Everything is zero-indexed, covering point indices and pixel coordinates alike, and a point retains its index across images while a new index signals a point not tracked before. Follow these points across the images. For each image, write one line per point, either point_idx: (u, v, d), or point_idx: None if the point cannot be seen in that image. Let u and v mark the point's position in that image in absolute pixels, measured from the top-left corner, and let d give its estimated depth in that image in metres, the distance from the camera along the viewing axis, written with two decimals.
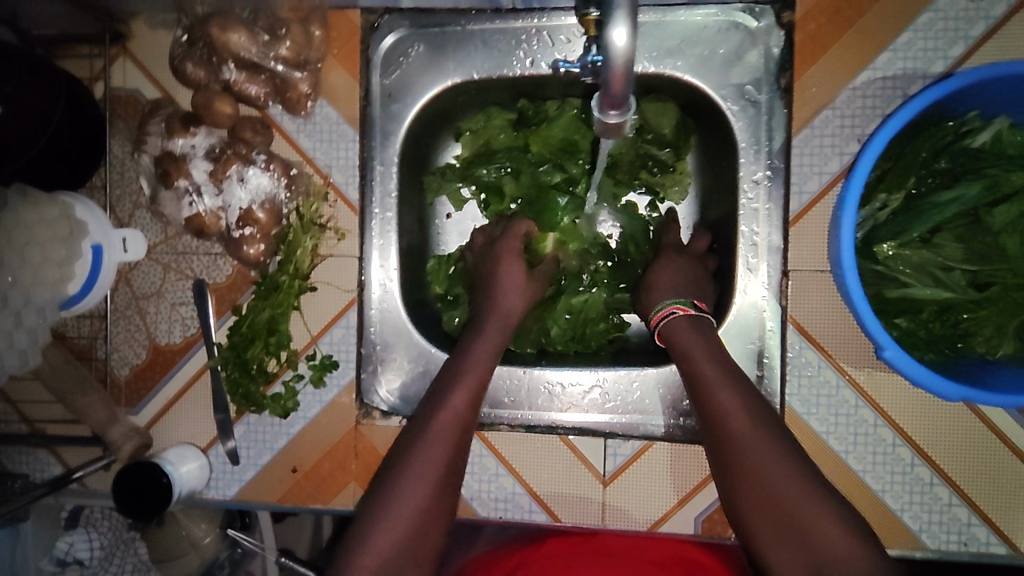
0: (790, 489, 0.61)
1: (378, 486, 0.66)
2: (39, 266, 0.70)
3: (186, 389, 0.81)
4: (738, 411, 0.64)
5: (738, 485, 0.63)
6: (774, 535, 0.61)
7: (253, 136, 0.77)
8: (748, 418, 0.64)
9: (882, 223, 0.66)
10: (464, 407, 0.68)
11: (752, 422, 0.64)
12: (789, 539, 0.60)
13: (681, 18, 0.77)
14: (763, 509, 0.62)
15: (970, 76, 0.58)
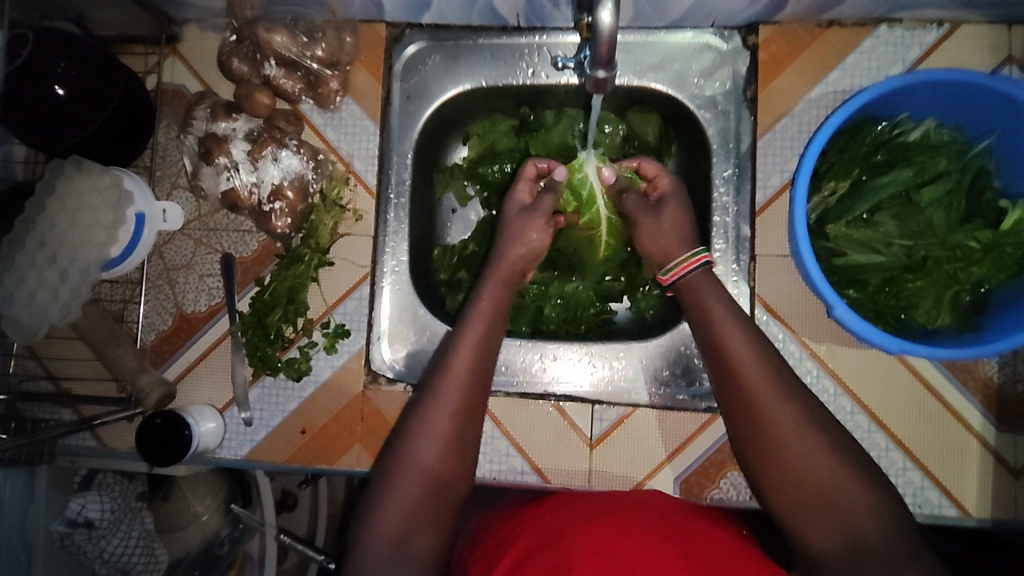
0: (787, 429, 0.67)
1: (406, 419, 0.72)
2: (88, 228, 0.78)
3: (208, 353, 0.88)
4: (761, 374, 0.69)
5: (737, 420, 0.70)
6: (765, 462, 0.67)
7: (287, 125, 0.88)
8: (754, 355, 0.70)
9: (832, 207, 0.77)
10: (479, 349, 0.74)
11: (757, 360, 0.70)
12: (773, 467, 0.67)
13: (662, 39, 0.90)
14: (782, 470, 0.66)
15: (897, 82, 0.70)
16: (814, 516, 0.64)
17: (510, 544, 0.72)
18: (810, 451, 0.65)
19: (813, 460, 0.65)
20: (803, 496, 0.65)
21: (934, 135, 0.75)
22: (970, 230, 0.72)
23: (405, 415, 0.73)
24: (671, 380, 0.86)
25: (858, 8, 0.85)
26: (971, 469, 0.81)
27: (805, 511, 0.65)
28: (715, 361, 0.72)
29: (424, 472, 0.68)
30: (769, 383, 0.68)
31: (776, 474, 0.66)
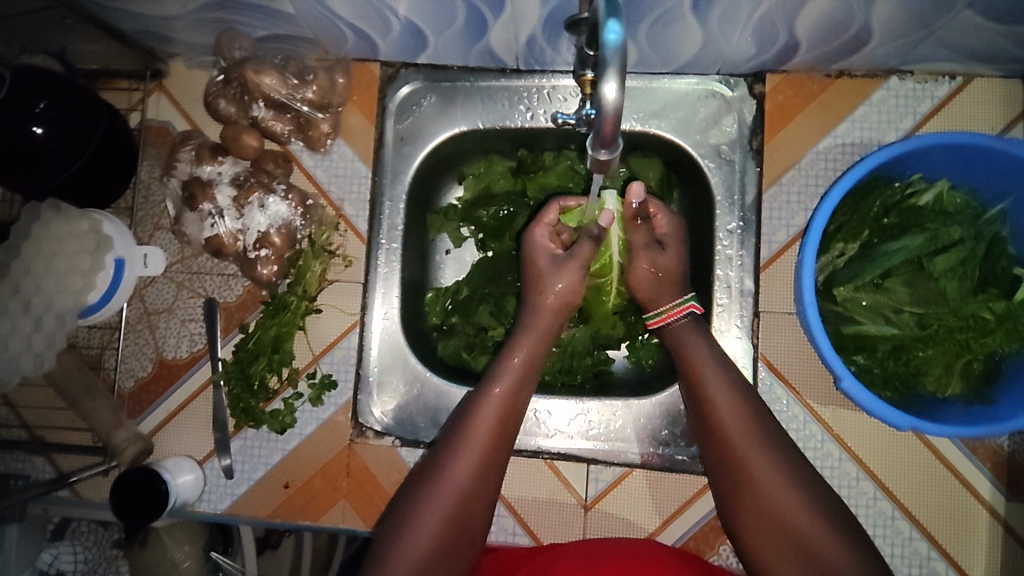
0: (776, 478, 0.64)
1: (425, 466, 0.70)
2: (64, 274, 0.76)
3: (189, 403, 0.84)
4: (736, 411, 0.68)
5: (720, 473, 0.68)
6: (754, 520, 0.65)
7: (274, 167, 0.84)
8: (734, 403, 0.68)
9: (840, 268, 0.74)
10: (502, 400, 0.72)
11: (738, 409, 0.68)
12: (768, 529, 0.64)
13: (666, 85, 0.87)
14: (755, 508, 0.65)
15: (910, 145, 0.67)
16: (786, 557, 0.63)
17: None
18: (783, 487, 0.64)
19: (782, 495, 0.63)
20: (775, 536, 0.63)
21: (948, 198, 0.72)
22: (983, 300, 0.70)
23: (425, 462, 0.70)
24: (670, 440, 0.83)
25: (868, 61, 0.82)
26: (980, 541, 0.78)
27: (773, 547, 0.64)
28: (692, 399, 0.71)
29: (437, 533, 0.65)
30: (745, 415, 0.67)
31: (750, 513, 0.65)
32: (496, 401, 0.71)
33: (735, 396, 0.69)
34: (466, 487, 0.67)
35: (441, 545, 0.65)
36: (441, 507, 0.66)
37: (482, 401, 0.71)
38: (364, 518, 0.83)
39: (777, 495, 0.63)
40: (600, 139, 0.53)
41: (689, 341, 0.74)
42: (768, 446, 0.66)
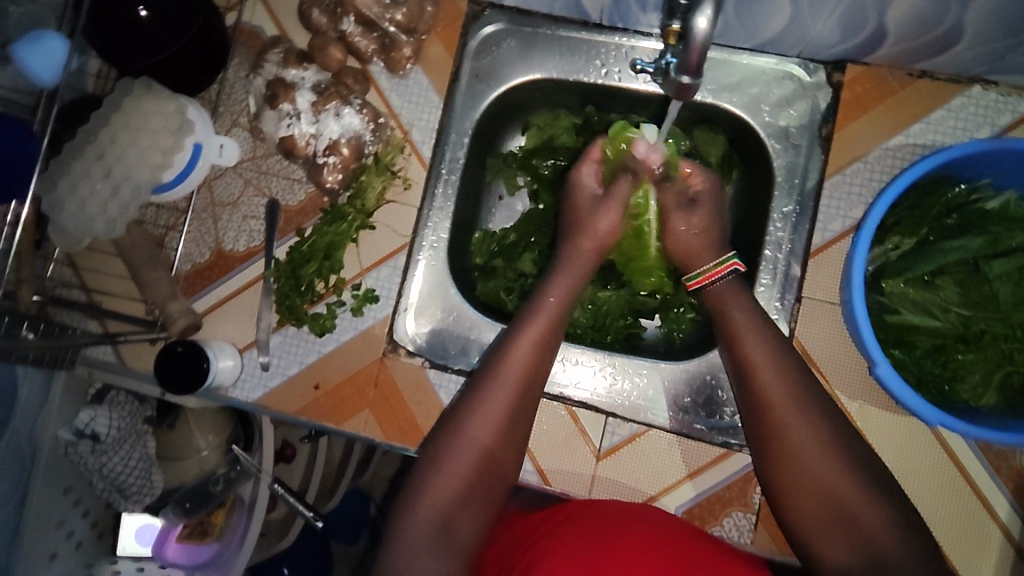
0: (818, 442, 0.66)
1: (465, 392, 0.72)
2: (147, 150, 0.79)
3: (238, 293, 0.88)
4: (781, 382, 0.68)
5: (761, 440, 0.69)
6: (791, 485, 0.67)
7: (353, 83, 0.88)
8: (783, 371, 0.69)
9: (892, 261, 0.74)
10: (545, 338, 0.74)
11: (786, 376, 0.68)
12: (811, 494, 0.66)
13: (745, 61, 0.87)
14: (800, 486, 0.66)
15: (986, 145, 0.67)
16: (828, 530, 0.65)
17: (525, 548, 0.69)
18: (831, 457, 0.65)
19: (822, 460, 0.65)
20: (818, 507, 0.65)
21: (1015, 206, 0.71)
22: None
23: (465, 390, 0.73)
24: (691, 408, 0.83)
25: (953, 64, 0.82)
26: (989, 558, 0.78)
27: (820, 521, 0.65)
28: (742, 381, 0.71)
29: (467, 470, 0.68)
30: (796, 404, 0.67)
31: (786, 473, 0.67)
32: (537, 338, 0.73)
33: (782, 368, 0.69)
34: (491, 429, 0.69)
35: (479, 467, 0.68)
36: (485, 431, 0.69)
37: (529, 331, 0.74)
38: (384, 430, 0.85)
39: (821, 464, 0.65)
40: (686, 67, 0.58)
41: (737, 309, 0.73)
42: (811, 410, 0.67)
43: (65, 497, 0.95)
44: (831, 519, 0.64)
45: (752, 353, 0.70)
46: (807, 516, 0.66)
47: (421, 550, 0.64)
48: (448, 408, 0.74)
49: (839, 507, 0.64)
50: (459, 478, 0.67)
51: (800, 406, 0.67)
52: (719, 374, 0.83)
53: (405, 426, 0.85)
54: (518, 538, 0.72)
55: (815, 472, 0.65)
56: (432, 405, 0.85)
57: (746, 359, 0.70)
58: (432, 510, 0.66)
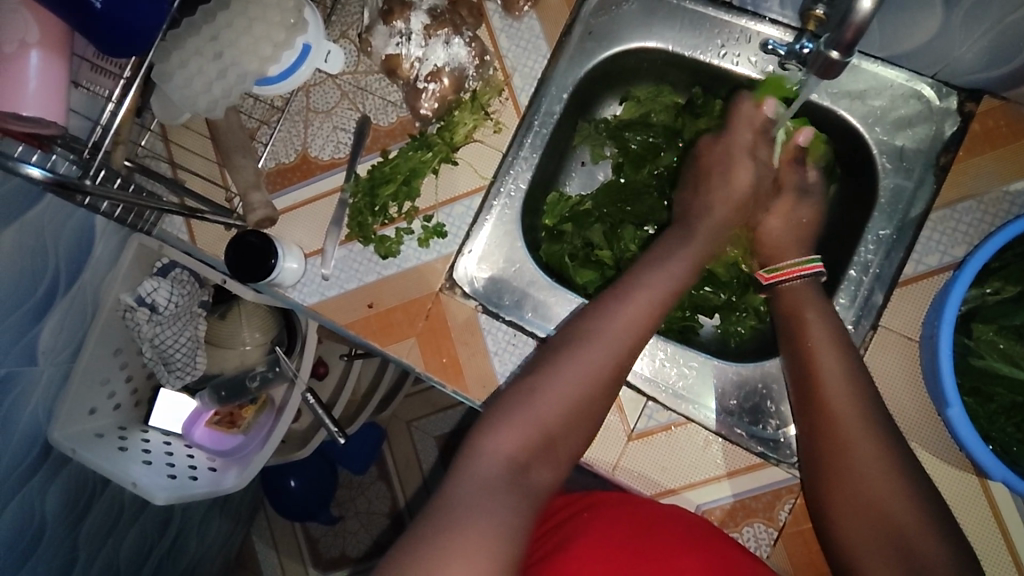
0: (881, 462, 0.66)
1: (545, 349, 0.73)
2: (259, 40, 0.80)
3: (314, 201, 0.90)
4: (850, 395, 0.69)
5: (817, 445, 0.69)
6: (855, 499, 0.66)
7: (467, 16, 0.87)
8: (851, 387, 0.69)
9: (988, 306, 0.70)
10: (641, 311, 0.73)
11: (853, 392, 0.69)
12: (868, 514, 0.65)
13: (876, 70, 0.82)
14: (854, 503, 0.66)
15: None
16: (885, 554, 0.63)
17: (561, 525, 0.73)
18: (890, 476, 0.65)
19: (881, 477, 0.65)
20: (875, 525, 0.64)
21: None
22: None
23: (549, 348, 0.72)
24: (735, 412, 0.80)
25: None
26: None
27: (875, 543, 0.64)
28: (804, 404, 0.71)
29: (540, 424, 0.66)
30: (866, 425, 0.67)
31: (845, 482, 0.67)
32: (634, 307, 0.73)
33: (853, 384, 0.69)
34: (577, 391, 0.68)
35: (557, 417, 0.67)
36: (568, 382, 0.68)
37: (625, 297, 0.74)
38: (425, 362, 0.86)
39: (877, 484, 0.65)
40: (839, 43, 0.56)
41: (817, 318, 0.73)
42: (875, 427, 0.67)
43: (114, 358, 0.99)
44: (886, 541, 0.63)
45: (826, 367, 0.70)
46: (861, 531, 0.65)
47: (490, 483, 0.63)
48: (529, 362, 0.73)
49: (896, 526, 0.63)
50: (536, 423, 0.66)
51: (867, 423, 0.67)
52: (770, 384, 0.80)
53: (446, 361, 0.86)
54: (555, 521, 0.75)
55: (872, 492, 0.65)
56: (479, 350, 0.86)
57: (819, 376, 0.70)
58: (504, 447, 0.65)
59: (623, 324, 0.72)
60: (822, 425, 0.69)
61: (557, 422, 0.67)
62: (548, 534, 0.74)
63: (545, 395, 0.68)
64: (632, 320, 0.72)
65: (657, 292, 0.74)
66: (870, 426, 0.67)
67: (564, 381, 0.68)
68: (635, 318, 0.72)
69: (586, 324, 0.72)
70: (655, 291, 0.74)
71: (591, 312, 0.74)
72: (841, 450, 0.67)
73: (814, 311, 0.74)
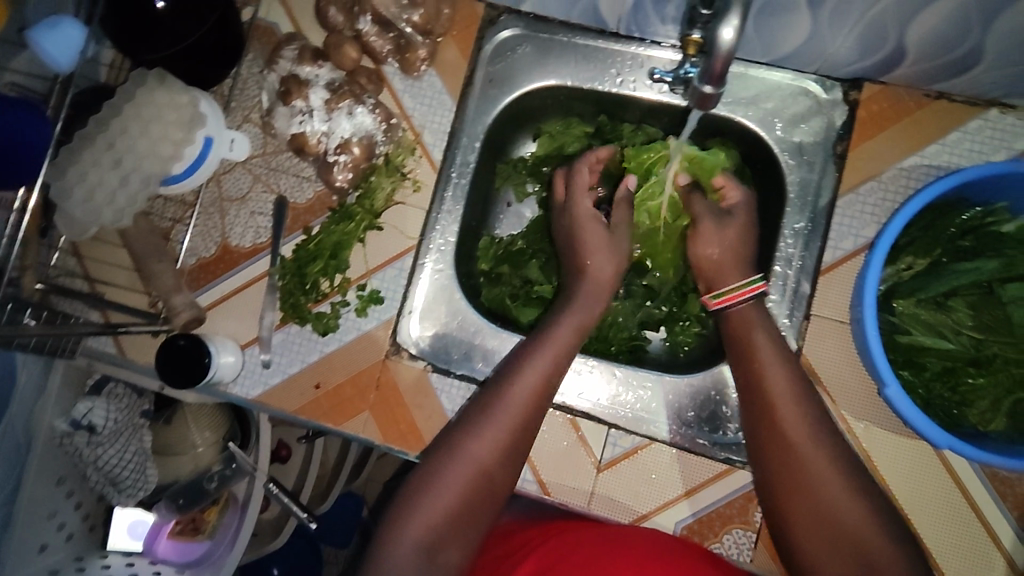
0: (820, 456, 0.67)
1: (475, 400, 0.73)
2: (158, 141, 0.79)
3: (242, 289, 0.88)
4: (789, 394, 0.70)
5: (764, 447, 0.70)
6: (791, 497, 0.67)
7: (367, 83, 0.88)
8: (789, 386, 0.71)
9: (903, 282, 0.74)
10: (555, 355, 0.73)
11: (791, 391, 0.70)
12: (805, 510, 0.66)
13: (760, 76, 0.87)
14: (796, 499, 0.67)
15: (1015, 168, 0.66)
16: (824, 547, 0.65)
17: (530, 553, 0.73)
18: (828, 472, 0.67)
19: (819, 473, 0.67)
20: (814, 521, 0.66)
21: None
22: None
23: (478, 399, 0.73)
24: (694, 423, 0.82)
25: (973, 86, 0.81)
26: None
27: (815, 539, 0.66)
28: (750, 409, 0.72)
29: (468, 485, 0.68)
30: (803, 430, 0.69)
31: (789, 480, 0.67)
32: (549, 351, 0.74)
33: (792, 384, 0.71)
34: (501, 444, 0.69)
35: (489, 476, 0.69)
36: (493, 436, 0.69)
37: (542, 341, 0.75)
38: (383, 433, 0.85)
39: (814, 478, 0.67)
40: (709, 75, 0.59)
41: (750, 322, 0.75)
42: (812, 423, 0.69)
43: (59, 489, 0.93)
44: (821, 532, 0.65)
45: (768, 369, 0.71)
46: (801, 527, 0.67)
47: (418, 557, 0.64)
48: (460, 413, 0.74)
49: (833, 521, 0.65)
50: (465, 483, 0.68)
51: (803, 419, 0.69)
52: (723, 390, 0.82)
53: (403, 428, 0.84)
54: (520, 556, 0.74)
55: (812, 479, 0.67)
56: (435, 411, 0.85)
57: (760, 388, 0.71)
58: (433, 514, 0.66)
59: (542, 368, 0.72)
60: (761, 424, 0.70)
61: (490, 481, 0.69)
62: (521, 560, 0.72)
63: (473, 455, 0.68)
64: (519, 407, 0.70)
65: (571, 331, 0.76)
66: (805, 423, 0.69)
67: (491, 437, 0.69)
68: (524, 402, 0.70)
69: (479, 410, 0.71)
70: (575, 331, 0.77)
71: (517, 357, 0.74)
72: (774, 445, 0.69)
73: (752, 316, 0.76)
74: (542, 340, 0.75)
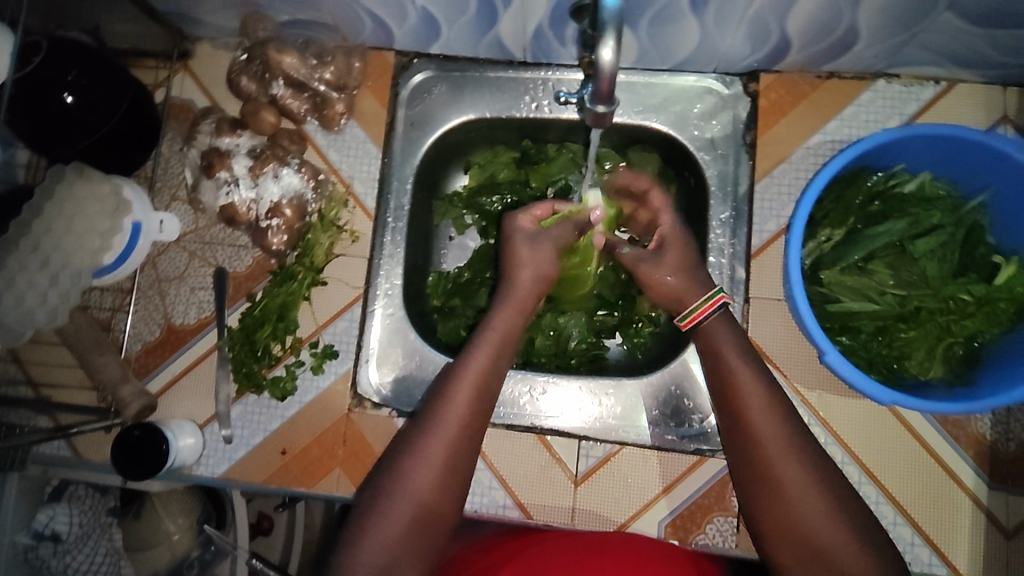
0: (773, 428, 0.66)
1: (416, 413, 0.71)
2: (84, 234, 0.79)
3: (194, 366, 0.87)
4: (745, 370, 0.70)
5: (729, 429, 0.69)
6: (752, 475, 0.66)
7: (289, 144, 0.90)
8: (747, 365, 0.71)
9: (826, 253, 0.77)
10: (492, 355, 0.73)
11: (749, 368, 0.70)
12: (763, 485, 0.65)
13: (666, 82, 0.91)
14: (755, 475, 0.66)
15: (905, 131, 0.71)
16: (781, 520, 0.63)
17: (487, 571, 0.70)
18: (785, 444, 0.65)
19: (774, 445, 0.65)
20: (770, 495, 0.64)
21: (930, 188, 0.76)
22: (964, 283, 0.72)
23: (419, 411, 0.71)
24: (660, 420, 0.83)
25: (857, 63, 0.87)
26: (966, 527, 0.76)
27: (772, 513, 0.64)
28: (724, 410, 0.70)
29: (417, 502, 0.65)
30: (760, 404, 0.68)
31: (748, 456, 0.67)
32: (486, 352, 0.73)
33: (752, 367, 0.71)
34: (447, 452, 0.67)
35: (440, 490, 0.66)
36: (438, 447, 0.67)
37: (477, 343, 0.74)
38: (357, 487, 0.84)
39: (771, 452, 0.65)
40: (599, 96, 0.62)
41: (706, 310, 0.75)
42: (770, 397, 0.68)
43: None
44: (773, 504, 0.64)
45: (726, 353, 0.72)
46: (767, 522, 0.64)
47: None
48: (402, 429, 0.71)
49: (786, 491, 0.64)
50: (414, 500, 0.65)
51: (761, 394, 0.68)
52: (682, 383, 0.84)
53: None
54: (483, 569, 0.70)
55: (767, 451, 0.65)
56: None
57: (732, 387, 0.70)
58: (382, 538, 0.63)
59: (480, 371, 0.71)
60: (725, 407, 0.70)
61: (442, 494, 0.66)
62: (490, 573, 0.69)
63: (420, 470, 0.66)
64: (466, 411, 0.69)
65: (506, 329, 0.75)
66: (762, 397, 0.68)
67: (436, 448, 0.67)
68: (466, 405, 0.69)
69: (425, 421, 0.69)
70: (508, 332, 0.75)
71: (454, 363, 0.73)
72: (734, 425, 0.69)
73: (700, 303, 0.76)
74: (480, 342, 0.74)
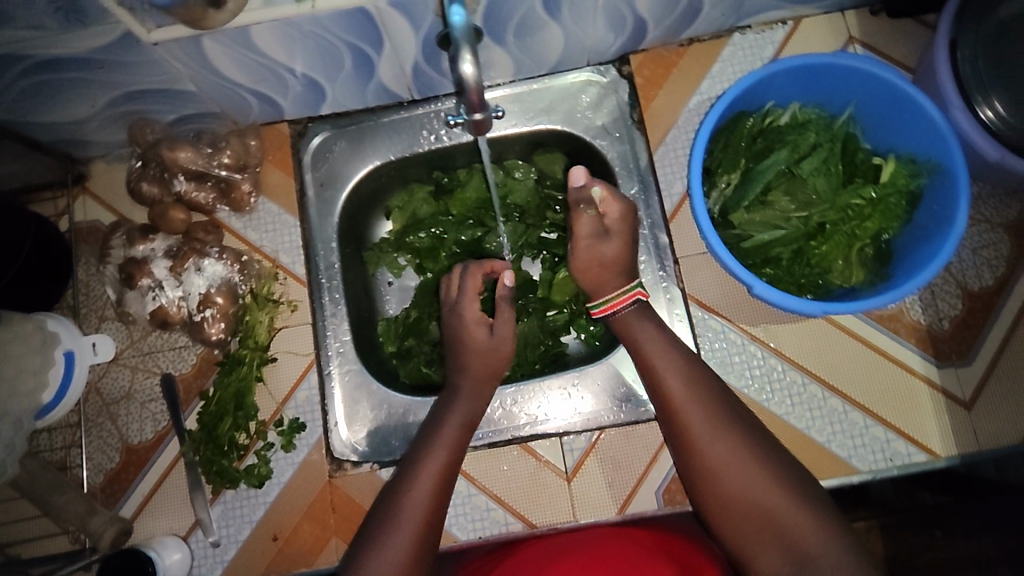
0: (696, 399, 0.70)
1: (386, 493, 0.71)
2: (16, 379, 0.76)
3: (162, 480, 0.84)
4: (660, 346, 0.75)
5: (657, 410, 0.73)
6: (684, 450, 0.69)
7: (206, 235, 0.90)
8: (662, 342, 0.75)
9: (730, 197, 0.82)
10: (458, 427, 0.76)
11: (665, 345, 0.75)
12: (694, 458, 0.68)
13: (548, 85, 0.96)
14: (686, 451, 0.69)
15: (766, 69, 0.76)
16: (717, 489, 0.67)
17: None
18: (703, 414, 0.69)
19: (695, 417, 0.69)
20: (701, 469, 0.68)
21: (802, 115, 0.82)
22: (853, 190, 0.79)
23: (389, 489, 0.71)
24: (630, 398, 0.85)
25: (711, 24, 0.93)
26: (930, 410, 0.81)
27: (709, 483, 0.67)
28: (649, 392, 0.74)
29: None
30: (678, 380, 0.72)
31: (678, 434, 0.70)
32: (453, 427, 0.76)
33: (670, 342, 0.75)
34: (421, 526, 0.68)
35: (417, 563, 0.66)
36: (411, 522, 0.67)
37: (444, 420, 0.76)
38: None
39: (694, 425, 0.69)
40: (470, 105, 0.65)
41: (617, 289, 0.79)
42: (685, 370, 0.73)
43: None
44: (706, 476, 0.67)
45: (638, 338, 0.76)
46: (733, 532, 0.66)
47: None
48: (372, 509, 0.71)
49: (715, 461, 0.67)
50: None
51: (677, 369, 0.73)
52: None
53: None
54: None
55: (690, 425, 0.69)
56: None
57: (653, 372, 0.73)
58: None
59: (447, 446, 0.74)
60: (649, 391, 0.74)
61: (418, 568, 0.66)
62: None
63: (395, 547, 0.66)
64: (434, 483, 0.70)
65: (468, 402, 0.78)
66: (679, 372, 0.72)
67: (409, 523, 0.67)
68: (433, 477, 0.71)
69: (397, 498, 0.70)
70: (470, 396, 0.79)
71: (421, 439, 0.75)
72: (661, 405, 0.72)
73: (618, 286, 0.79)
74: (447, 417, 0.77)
